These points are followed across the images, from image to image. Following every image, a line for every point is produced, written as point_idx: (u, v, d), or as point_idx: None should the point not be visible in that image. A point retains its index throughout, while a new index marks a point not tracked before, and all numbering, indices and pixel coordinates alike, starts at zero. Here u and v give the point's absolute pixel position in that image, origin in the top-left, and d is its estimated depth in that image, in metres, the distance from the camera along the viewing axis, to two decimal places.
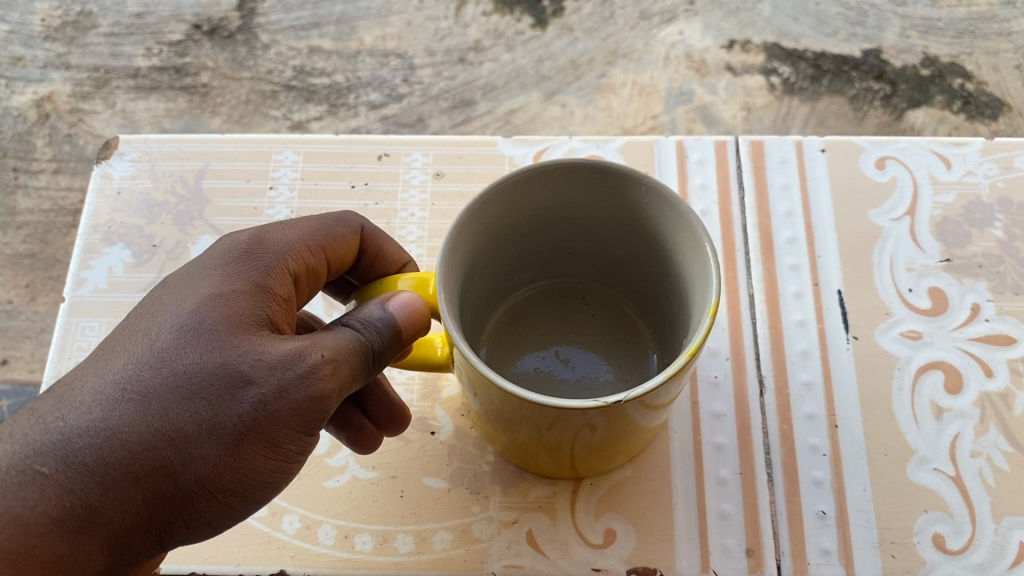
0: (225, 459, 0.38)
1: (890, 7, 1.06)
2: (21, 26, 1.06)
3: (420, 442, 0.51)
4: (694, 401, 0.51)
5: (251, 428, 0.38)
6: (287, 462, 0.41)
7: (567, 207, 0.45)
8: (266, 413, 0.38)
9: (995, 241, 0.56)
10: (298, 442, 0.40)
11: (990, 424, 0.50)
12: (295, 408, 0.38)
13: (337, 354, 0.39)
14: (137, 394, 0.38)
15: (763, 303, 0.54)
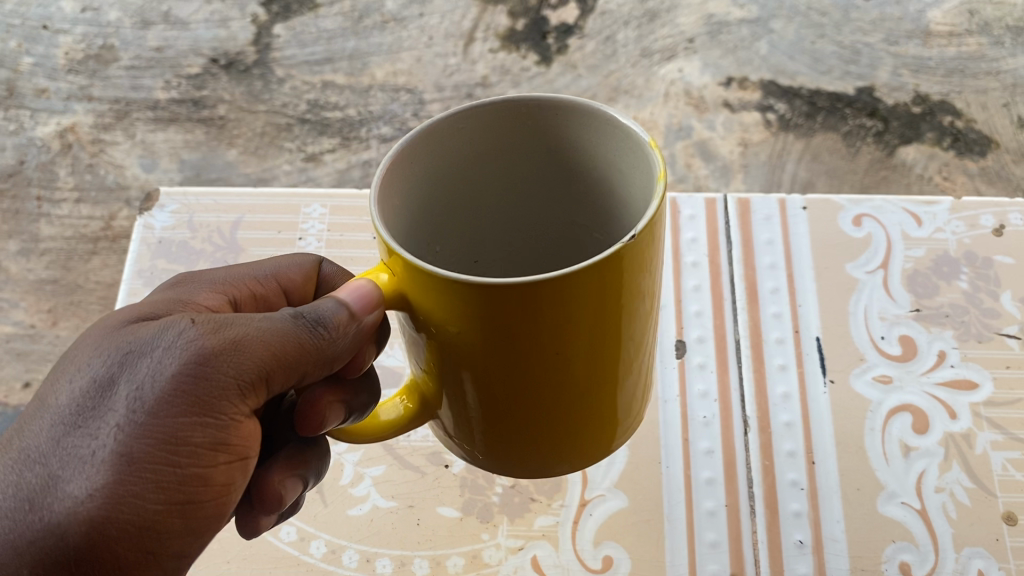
0: (111, 475, 0.29)
1: (883, 46, 1.10)
2: (45, 59, 1.11)
3: (434, 475, 0.49)
4: (683, 439, 0.49)
5: (136, 426, 0.29)
6: (212, 473, 0.31)
7: (486, 192, 0.35)
8: (167, 421, 0.30)
9: (961, 293, 0.53)
10: (215, 441, 0.31)
11: (954, 462, 0.47)
12: (207, 411, 0.30)
13: (262, 343, 0.31)
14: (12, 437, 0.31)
15: (747, 349, 0.52)
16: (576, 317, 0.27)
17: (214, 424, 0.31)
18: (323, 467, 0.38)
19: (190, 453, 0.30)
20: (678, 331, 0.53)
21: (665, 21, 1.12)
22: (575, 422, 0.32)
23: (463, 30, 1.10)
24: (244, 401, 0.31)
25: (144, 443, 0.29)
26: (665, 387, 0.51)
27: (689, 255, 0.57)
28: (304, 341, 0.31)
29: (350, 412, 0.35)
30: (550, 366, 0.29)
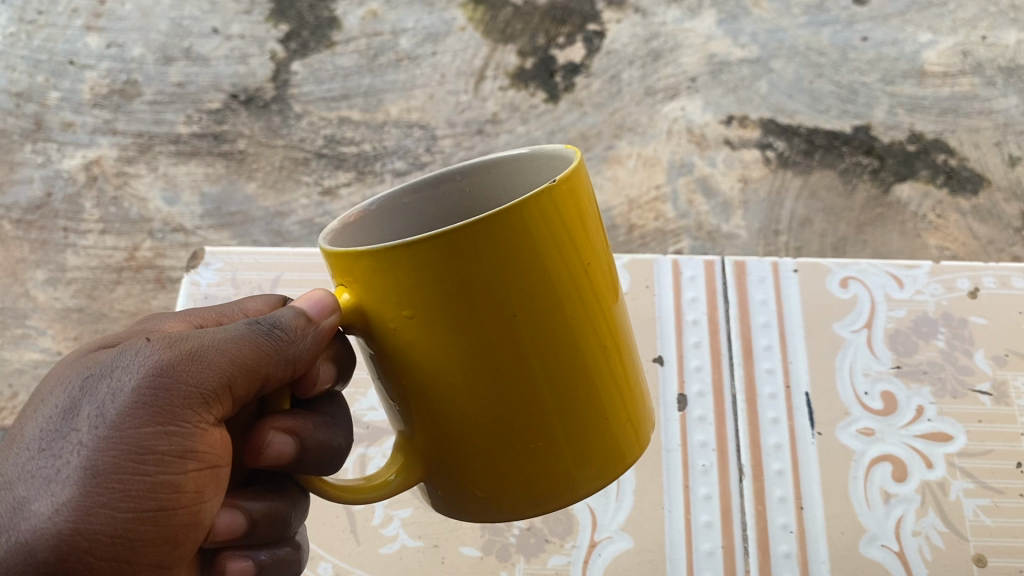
0: (79, 495, 0.29)
1: (879, 85, 1.08)
2: (72, 93, 1.15)
3: (457, 517, 0.53)
4: (684, 485, 0.53)
5: (102, 436, 0.30)
6: (182, 481, 0.32)
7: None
8: (127, 428, 0.30)
9: (939, 351, 0.58)
10: (185, 447, 0.31)
11: (930, 507, 0.51)
12: (170, 416, 0.31)
13: (213, 352, 0.32)
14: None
15: (743, 403, 0.56)
16: (515, 270, 0.31)
17: (181, 431, 0.31)
18: (275, 509, 0.37)
19: (161, 462, 0.31)
20: (680, 385, 0.57)
21: (669, 61, 1.12)
22: (573, 421, 0.33)
23: (475, 68, 1.12)
24: (207, 407, 0.32)
25: (111, 454, 0.30)
26: (667, 437, 0.55)
27: (690, 314, 0.61)
28: (263, 346, 0.33)
29: (296, 444, 0.35)
30: (513, 339, 0.31)
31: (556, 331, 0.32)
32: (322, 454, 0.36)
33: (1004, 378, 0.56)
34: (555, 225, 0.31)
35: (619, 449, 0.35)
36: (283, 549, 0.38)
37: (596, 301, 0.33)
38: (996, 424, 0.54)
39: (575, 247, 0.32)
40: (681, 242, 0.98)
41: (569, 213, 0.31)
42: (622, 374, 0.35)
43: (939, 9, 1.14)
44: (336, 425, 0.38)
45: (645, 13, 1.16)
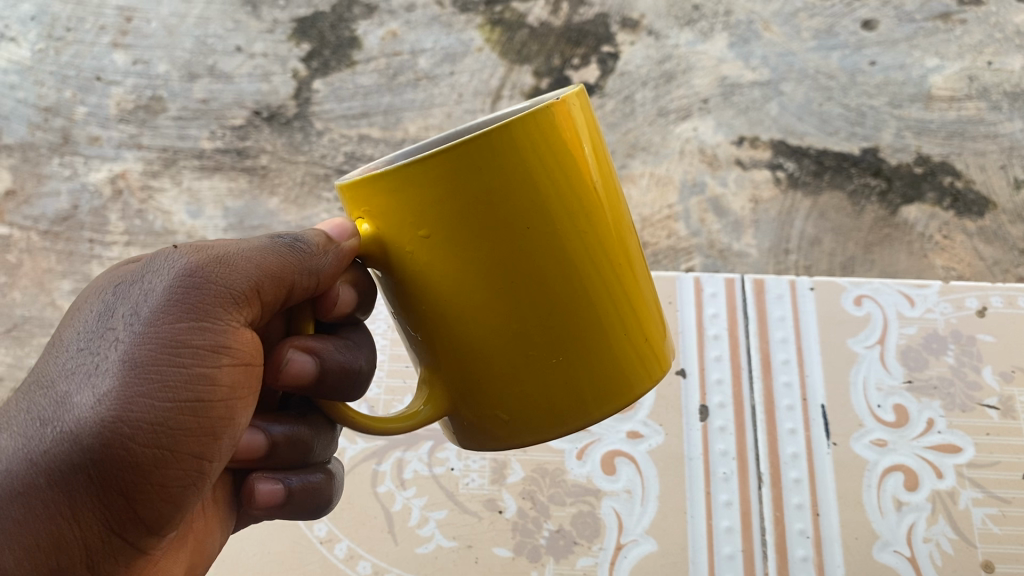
0: (130, 385, 0.35)
1: (888, 108, 1.10)
2: (99, 108, 1.18)
3: (489, 519, 0.56)
4: (706, 492, 0.56)
5: (145, 330, 0.36)
6: (216, 374, 0.38)
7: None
8: (169, 327, 0.36)
9: (948, 367, 0.60)
10: (215, 345, 0.38)
11: (940, 515, 0.54)
12: (205, 317, 0.37)
13: (239, 264, 0.38)
14: (28, 380, 0.36)
15: (762, 414, 0.59)
16: (519, 189, 0.35)
17: (212, 331, 0.37)
18: (295, 434, 0.45)
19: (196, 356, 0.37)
20: (702, 396, 0.60)
21: (681, 82, 1.13)
22: (587, 337, 0.38)
23: (492, 88, 1.14)
24: (236, 308, 0.38)
25: (151, 347, 0.35)
26: (689, 446, 0.58)
27: (711, 328, 0.63)
28: (282, 256, 0.40)
29: (317, 363, 0.42)
30: (523, 254, 0.36)
31: (562, 248, 0.36)
32: (343, 375, 0.43)
33: (1011, 394, 0.58)
34: (551, 144, 0.35)
35: (633, 365, 0.39)
36: (314, 476, 0.46)
37: (604, 223, 0.38)
38: (1003, 437, 0.56)
39: (574, 166, 0.36)
40: (692, 260, 1.00)
41: (569, 137, 0.36)
42: (634, 293, 0.39)
43: (945, 34, 1.16)
44: (356, 350, 0.45)
45: (657, 36, 1.17)
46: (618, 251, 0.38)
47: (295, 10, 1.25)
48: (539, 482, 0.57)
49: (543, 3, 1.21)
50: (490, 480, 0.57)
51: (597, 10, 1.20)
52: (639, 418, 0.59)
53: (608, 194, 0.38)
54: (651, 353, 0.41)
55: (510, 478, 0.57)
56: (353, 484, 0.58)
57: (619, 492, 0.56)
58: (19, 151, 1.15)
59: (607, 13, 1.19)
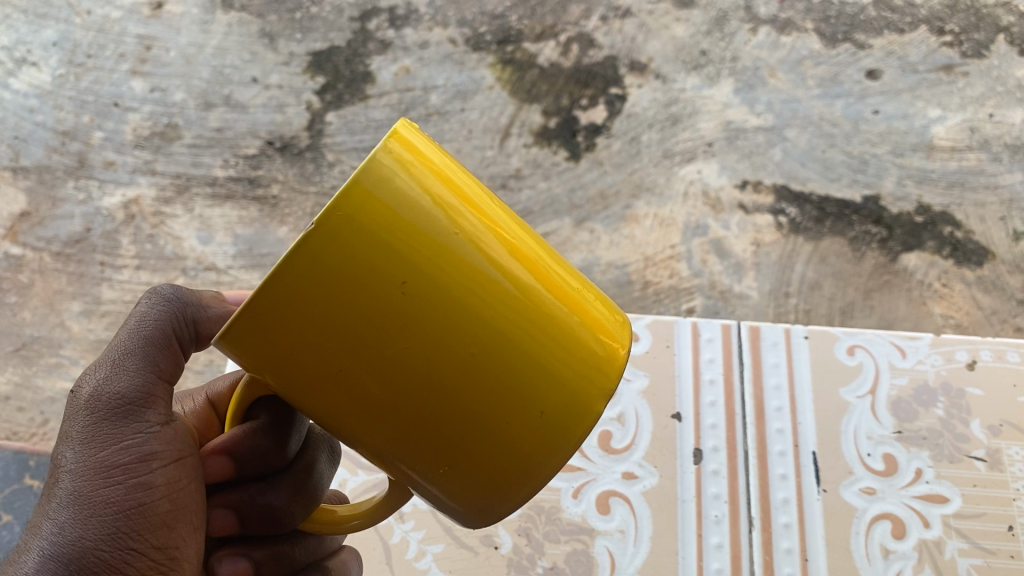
0: (72, 510, 0.37)
1: (890, 157, 1.11)
2: (115, 134, 1.20)
3: (486, 554, 0.57)
4: (698, 534, 0.57)
5: (71, 466, 0.37)
6: (153, 479, 0.39)
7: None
8: (92, 448, 0.37)
9: (937, 418, 0.61)
10: (143, 451, 0.38)
11: (926, 565, 0.55)
12: (120, 426, 0.38)
13: (129, 362, 0.38)
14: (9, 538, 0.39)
15: (754, 459, 0.60)
16: (327, 317, 0.31)
17: (134, 440, 0.38)
18: (275, 551, 0.47)
19: (126, 468, 0.38)
20: (696, 439, 0.61)
21: (687, 125, 1.15)
22: (481, 426, 0.34)
23: (501, 126, 1.16)
24: (151, 406, 0.39)
25: (84, 473, 0.37)
26: (683, 488, 0.59)
27: (707, 373, 0.64)
28: (166, 328, 0.40)
29: (233, 514, 0.46)
30: (385, 358, 0.32)
31: (397, 367, 0.32)
32: (258, 515, 0.46)
33: (998, 446, 0.59)
34: (361, 234, 0.30)
35: (550, 432, 0.34)
36: None
37: (449, 311, 0.31)
38: (989, 489, 0.57)
39: (400, 248, 0.30)
40: (693, 301, 1.02)
41: (347, 251, 0.30)
42: (527, 354, 0.33)
43: (948, 86, 1.17)
44: (270, 488, 0.47)
45: (665, 79, 1.19)
46: (477, 334, 0.32)
47: (312, 43, 1.27)
48: (535, 519, 0.58)
49: (554, 43, 1.23)
50: None
51: (605, 53, 1.22)
52: (634, 459, 0.60)
53: (445, 272, 0.31)
54: (580, 401, 0.35)
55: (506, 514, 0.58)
56: None
57: (613, 531, 0.57)
58: (35, 173, 1.18)
59: (616, 56, 1.22)
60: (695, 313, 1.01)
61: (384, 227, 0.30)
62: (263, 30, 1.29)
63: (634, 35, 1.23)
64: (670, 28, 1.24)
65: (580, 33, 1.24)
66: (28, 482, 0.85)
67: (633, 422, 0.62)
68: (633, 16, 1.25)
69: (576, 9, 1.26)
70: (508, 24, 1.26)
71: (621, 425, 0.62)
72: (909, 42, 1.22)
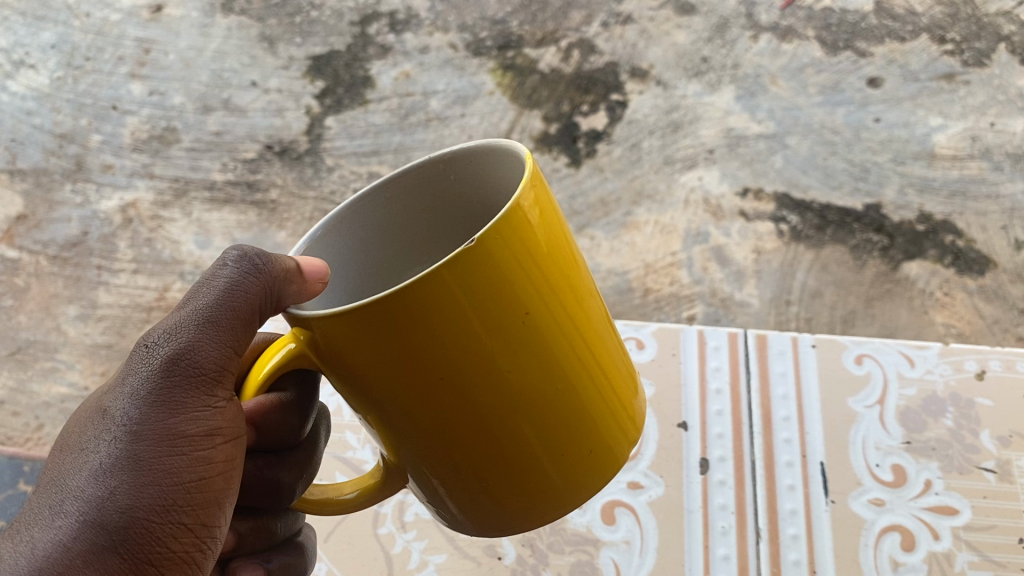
0: (130, 474, 0.36)
1: (891, 165, 1.11)
2: (113, 137, 1.20)
3: (489, 565, 0.56)
4: (705, 546, 0.56)
5: (132, 425, 0.36)
6: (213, 455, 0.38)
7: (436, 263, 0.42)
8: (162, 412, 0.36)
9: (947, 429, 0.60)
10: (208, 426, 0.37)
11: None
12: (190, 396, 0.36)
13: (212, 330, 0.36)
14: (45, 482, 0.37)
15: (762, 469, 0.60)
16: (451, 332, 0.31)
17: (202, 411, 0.37)
18: (259, 523, 0.46)
19: (189, 441, 0.37)
20: (702, 449, 0.61)
21: (688, 132, 1.14)
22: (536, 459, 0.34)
23: (501, 131, 1.16)
24: (222, 381, 0.37)
25: (148, 438, 0.36)
26: (689, 499, 0.58)
27: (713, 382, 0.64)
28: (251, 296, 0.36)
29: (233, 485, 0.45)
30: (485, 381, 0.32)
31: (494, 393, 0.32)
32: (261, 488, 0.45)
33: (1008, 458, 0.59)
34: (507, 260, 0.30)
35: (588, 470, 0.36)
36: (291, 554, 0.48)
37: (553, 346, 0.32)
38: (999, 501, 0.57)
39: (533, 278, 0.31)
40: (694, 308, 1.01)
41: (490, 273, 0.30)
42: (593, 397, 0.35)
43: (949, 94, 1.17)
44: (280, 464, 0.46)
45: (666, 85, 1.19)
46: (566, 372, 0.33)
47: (311, 48, 1.26)
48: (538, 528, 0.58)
49: (555, 49, 1.23)
50: None
51: (607, 59, 1.21)
52: (639, 469, 0.60)
53: (557, 309, 0.32)
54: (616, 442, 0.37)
55: None
56: (354, 526, 0.59)
57: (618, 542, 0.57)
58: (32, 176, 1.17)
59: (617, 62, 1.21)
60: (696, 320, 1.00)
61: (525, 272, 0.31)
62: (263, 34, 1.29)
63: (635, 41, 1.23)
64: (671, 35, 1.24)
65: (581, 39, 1.23)
66: (22, 488, 0.84)
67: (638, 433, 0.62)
68: (634, 23, 1.25)
69: (576, 16, 1.26)
70: (509, 29, 1.25)
71: None
72: (910, 50, 1.21)
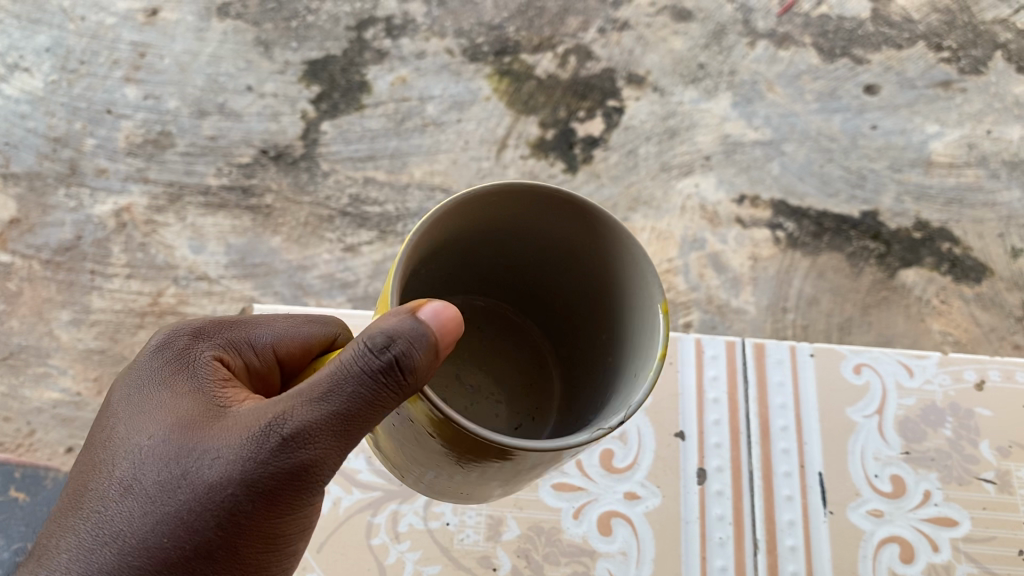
0: (229, 542, 0.40)
1: (888, 172, 1.11)
2: (107, 141, 1.19)
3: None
4: (702, 557, 0.60)
5: (242, 505, 0.40)
6: (294, 522, 0.43)
7: (513, 235, 0.50)
8: (271, 497, 0.40)
9: (946, 439, 0.66)
10: (303, 503, 0.42)
11: None
12: (298, 487, 0.40)
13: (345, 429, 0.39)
14: (132, 509, 0.40)
15: (760, 479, 0.64)
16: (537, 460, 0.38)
17: (301, 496, 0.41)
18: None
19: (282, 516, 0.41)
20: (700, 459, 0.64)
21: (684, 139, 1.14)
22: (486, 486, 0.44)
23: (498, 137, 1.15)
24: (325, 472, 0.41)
25: (254, 518, 0.40)
26: (688, 510, 0.62)
27: (712, 391, 0.68)
28: (394, 398, 0.38)
29: None
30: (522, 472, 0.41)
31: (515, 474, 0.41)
32: None
33: (1007, 468, 0.64)
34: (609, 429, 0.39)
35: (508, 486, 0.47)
36: None
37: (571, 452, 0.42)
38: (998, 512, 0.62)
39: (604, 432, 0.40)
40: (691, 314, 1.00)
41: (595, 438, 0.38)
42: None
43: (945, 102, 1.17)
44: None
45: (663, 92, 1.18)
46: None
47: (307, 52, 1.26)
48: (534, 540, 0.60)
49: (551, 55, 1.22)
50: (485, 536, 0.60)
51: (604, 65, 1.21)
52: (637, 479, 0.63)
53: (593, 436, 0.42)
54: None
55: (505, 535, 0.60)
56: (347, 535, 0.60)
57: (614, 553, 0.60)
58: (26, 180, 1.16)
59: (614, 69, 1.21)
60: (693, 328, 0.99)
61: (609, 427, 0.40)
62: (259, 38, 1.28)
63: (631, 47, 1.23)
64: (667, 42, 1.23)
65: (578, 45, 1.23)
66: (12, 494, 0.83)
67: (635, 442, 0.64)
68: (631, 29, 1.24)
69: (573, 21, 1.26)
70: (505, 35, 1.25)
71: (624, 444, 0.64)
72: (906, 57, 1.21)
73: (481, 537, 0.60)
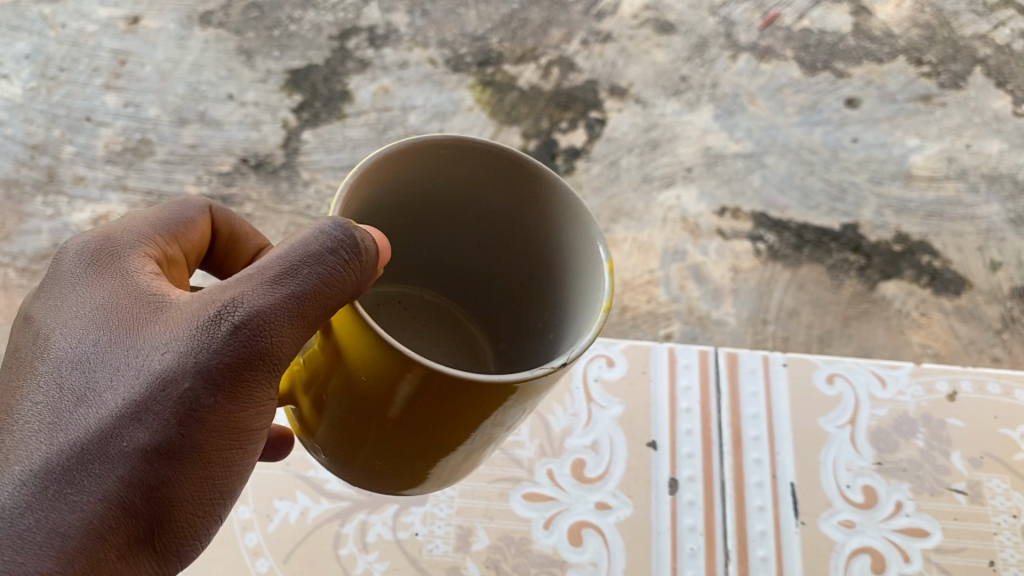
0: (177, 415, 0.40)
1: (868, 185, 1.11)
2: (86, 149, 1.18)
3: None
4: (673, 568, 0.62)
5: (184, 371, 0.40)
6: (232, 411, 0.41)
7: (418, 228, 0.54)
8: (214, 366, 0.40)
9: (917, 449, 0.68)
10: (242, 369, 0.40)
11: None
12: (242, 354, 0.40)
13: (285, 270, 0.40)
14: (72, 393, 0.41)
15: (732, 490, 0.66)
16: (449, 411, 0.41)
17: (243, 362, 0.40)
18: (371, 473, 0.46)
19: (215, 381, 0.40)
20: (672, 470, 0.67)
21: (666, 151, 1.14)
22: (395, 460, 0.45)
23: None
24: (263, 337, 0.40)
25: (198, 383, 0.40)
26: (659, 520, 0.64)
27: (684, 400, 0.71)
28: (313, 249, 0.40)
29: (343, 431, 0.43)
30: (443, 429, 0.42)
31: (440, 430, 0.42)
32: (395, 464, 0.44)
33: (979, 479, 0.67)
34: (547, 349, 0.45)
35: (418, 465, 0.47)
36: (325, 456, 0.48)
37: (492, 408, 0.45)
38: (969, 523, 0.65)
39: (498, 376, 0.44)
40: (671, 327, 0.99)
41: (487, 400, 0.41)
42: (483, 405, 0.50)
43: (926, 116, 1.17)
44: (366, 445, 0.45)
45: (645, 104, 1.19)
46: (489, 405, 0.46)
47: (289, 61, 1.25)
48: (504, 550, 0.63)
49: (534, 66, 1.22)
50: (454, 547, 0.63)
51: (586, 77, 1.21)
52: (608, 489, 0.66)
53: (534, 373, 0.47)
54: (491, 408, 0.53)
55: (474, 546, 0.63)
56: (315, 544, 0.63)
57: (584, 564, 0.62)
58: (3, 187, 1.15)
59: (596, 80, 1.21)
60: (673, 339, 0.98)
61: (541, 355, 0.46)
62: (241, 47, 1.27)
63: (614, 59, 1.23)
64: (650, 54, 1.24)
65: (560, 56, 1.23)
66: None
67: (608, 452, 0.68)
68: (613, 41, 1.25)
69: (556, 33, 1.26)
70: (488, 46, 1.25)
71: (596, 455, 0.68)
72: (887, 71, 1.22)
73: (449, 548, 0.63)
